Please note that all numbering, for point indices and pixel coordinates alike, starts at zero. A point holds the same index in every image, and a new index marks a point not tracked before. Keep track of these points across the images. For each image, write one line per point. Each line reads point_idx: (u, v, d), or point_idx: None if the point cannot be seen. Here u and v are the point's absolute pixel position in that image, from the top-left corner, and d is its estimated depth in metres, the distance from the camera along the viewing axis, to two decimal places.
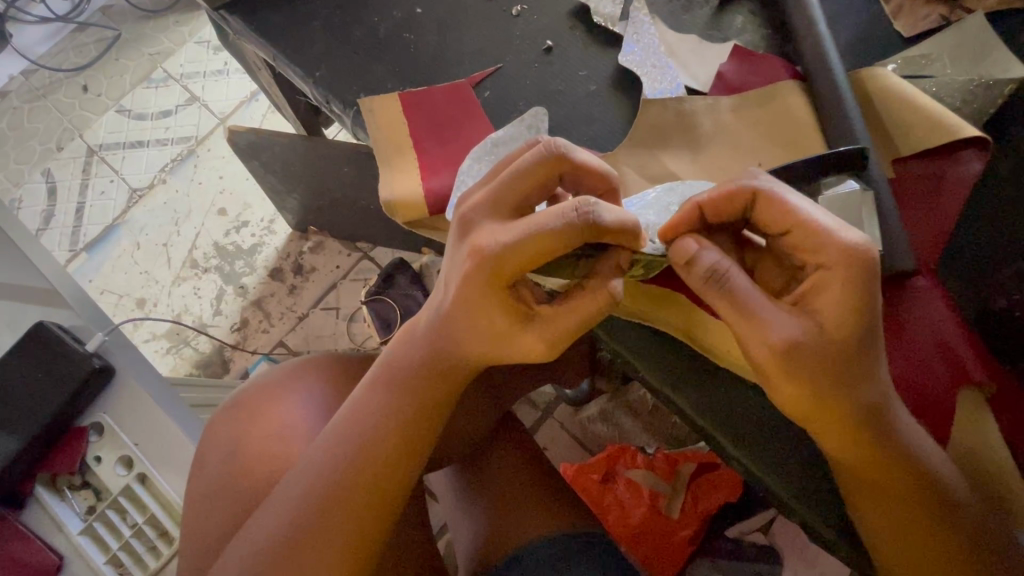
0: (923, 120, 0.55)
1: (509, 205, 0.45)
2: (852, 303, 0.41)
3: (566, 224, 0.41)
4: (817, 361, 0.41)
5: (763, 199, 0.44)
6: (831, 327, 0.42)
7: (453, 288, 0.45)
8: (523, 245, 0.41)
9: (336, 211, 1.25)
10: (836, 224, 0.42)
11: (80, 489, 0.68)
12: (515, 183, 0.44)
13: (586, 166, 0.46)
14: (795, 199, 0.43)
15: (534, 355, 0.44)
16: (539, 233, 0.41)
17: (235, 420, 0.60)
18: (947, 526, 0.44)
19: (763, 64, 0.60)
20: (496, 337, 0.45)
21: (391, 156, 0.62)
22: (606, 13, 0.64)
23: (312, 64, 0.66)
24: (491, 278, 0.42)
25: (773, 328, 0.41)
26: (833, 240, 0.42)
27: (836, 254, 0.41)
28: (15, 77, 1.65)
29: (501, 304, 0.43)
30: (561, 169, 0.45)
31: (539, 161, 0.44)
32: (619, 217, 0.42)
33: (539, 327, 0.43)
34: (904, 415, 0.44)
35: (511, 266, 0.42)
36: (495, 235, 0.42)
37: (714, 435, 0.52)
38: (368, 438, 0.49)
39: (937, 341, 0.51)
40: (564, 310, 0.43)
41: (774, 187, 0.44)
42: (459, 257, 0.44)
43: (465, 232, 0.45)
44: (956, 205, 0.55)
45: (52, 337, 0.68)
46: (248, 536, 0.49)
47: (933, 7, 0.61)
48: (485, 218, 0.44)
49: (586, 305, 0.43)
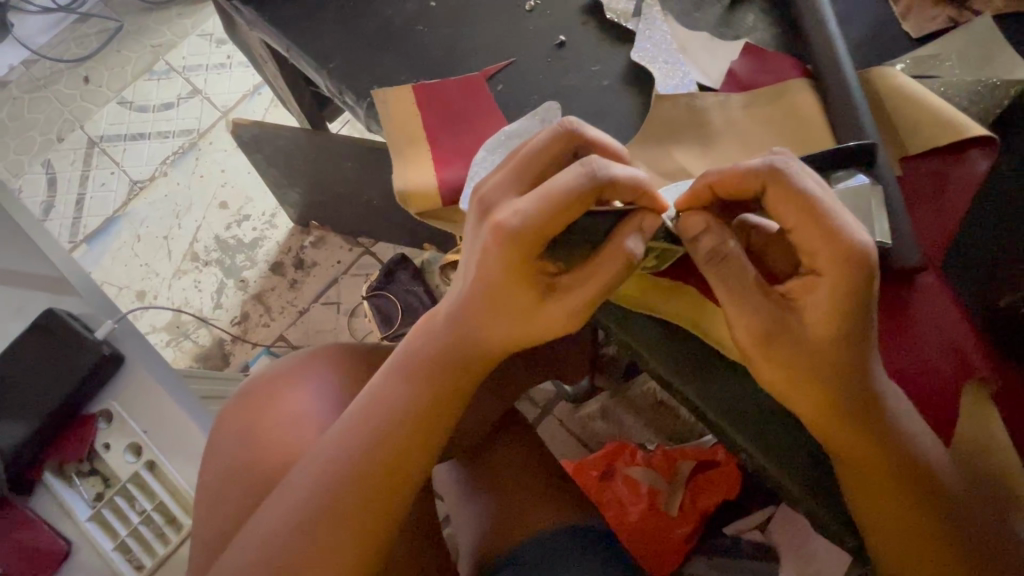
0: (930, 119, 0.56)
1: (528, 179, 0.46)
2: (851, 298, 0.42)
3: (576, 179, 0.42)
4: (807, 358, 0.44)
5: (776, 182, 0.43)
6: (819, 325, 0.43)
7: (473, 268, 0.46)
8: (543, 217, 0.42)
9: (340, 206, 1.25)
10: (846, 220, 0.42)
11: (88, 476, 0.67)
12: (533, 159, 0.46)
13: (600, 143, 0.47)
14: (811, 185, 0.43)
15: (554, 328, 0.45)
16: (559, 202, 0.42)
17: (246, 408, 0.61)
18: (945, 518, 0.46)
19: (773, 62, 0.61)
20: (516, 316, 0.46)
21: (404, 148, 0.62)
22: (619, 9, 0.64)
23: (325, 55, 0.67)
24: (512, 252, 0.43)
25: (763, 317, 0.44)
26: (836, 241, 0.42)
27: (830, 261, 0.42)
28: (14, 66, 1.64)
29: (521, 278, 0.44)
30: (577, 144, 0.46)
31: (556, 134, 0.45)
32: (628, 173, 0.43)
33: (559, 298, 0.44)
34: (897, 407, 0.46)
35: (530, 239, 0.42)
36: (515, 208, 0.43)
37: (722, 427, 0.52)
38: (386, 423, 0.49)
39: (942, 336, 0.52)
40: (581, 278, 0.44)
41: (793, 170, 0.43)
42: (479, 235, 0.45)
43: (484, 210, 0.45)
44: (960, 203, 0.56)
45: (60, 324, 0.68)
46: (263, 521, 0.49)
47: (941, 9, 0.62)
48: (504, 195, 0.45)
49: (604, 269, 0.43)
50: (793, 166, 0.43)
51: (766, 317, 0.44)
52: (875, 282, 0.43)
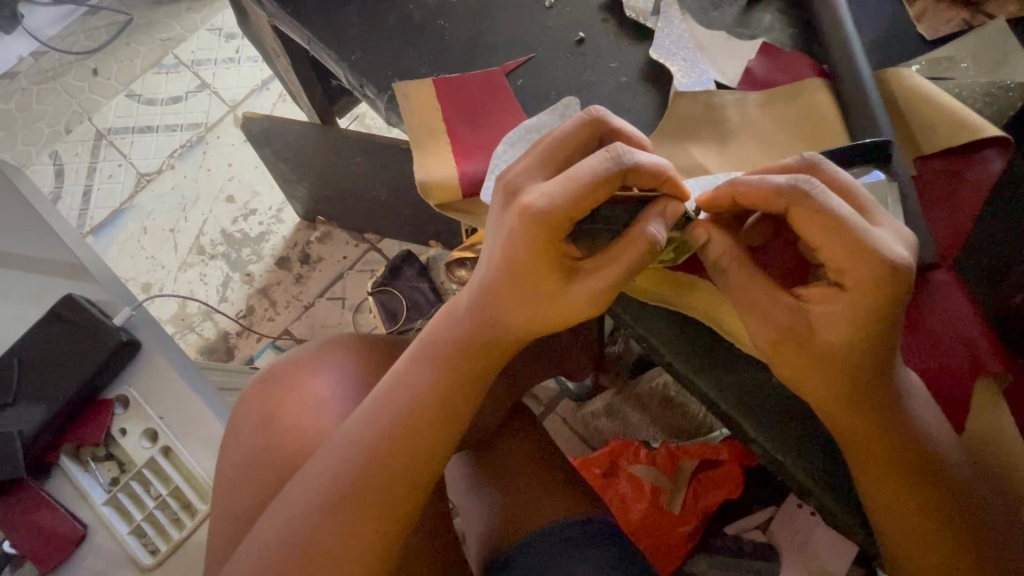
0: (944, 118, 0.57)
1: (554, 166, 0.47)
2: (882, 300, 0.42)
3: (604, 165, 0.43)
4: (830, 358, 0.44)
5: (798, 203, 0.43)
6: (850, 328, 0.43)
7: (499, 251, 0.47)
8: (569, 198, 0.43)
9: (347, 202, 1.26)
10: (877, 235, 0.42)
11: (104, 460, 0.68)
12: (559, 146, 0.47)
13: (627, 134, 0.48)
14: (836, 205, 0.43)
15: (578, 311, 0.46)
16: (583, 183, 0.43)
17: (266, 394, 0.62)
18: (958, 511, 0.46)
19: (791, 62, 0.62)
20: (540, 299, 0.47)
21: (424, 140, 0.63)
22: (638, 7, 0.65)
23: (346, 48, 0.68)
24: (539, 234, 0.44)
25: (779, 325, 0.45)
26: (867, 255, 0.42)
27: (866, 277, 0.42)
28: (23, 57, 1.65)
29: (546, 260, 0.45)
30: (601, 132, 0.47)
31: (582, 123, 0.47)
32: (652, 162, 0.44)
33: (583, 281, 0.45)
34: (913, 401, 0.47)
35: (557, 220, 0.44)
36: (542, 190, 0.44)
37: (738, 420, 0.53)
38: (408, 407, 0.50)
39: (955, 332, 0.53)
40: (605, 261, 0.45)
41: (816, 191, 0.43)
42: (505, 219, 0.46)
43: (510, 193, 0.46)
44: (972, 202, 0.57)
45: (79, 310, 0.69)
46: (285, 502, 0.50)
47: (955, 12, 0.63)
48: (531, 180, 0.46)
49: (627, 254, 0.44)
50: (815, 184, 0.43)
51: (784, 322, 0.45)
52: (908, 292, 0.42)
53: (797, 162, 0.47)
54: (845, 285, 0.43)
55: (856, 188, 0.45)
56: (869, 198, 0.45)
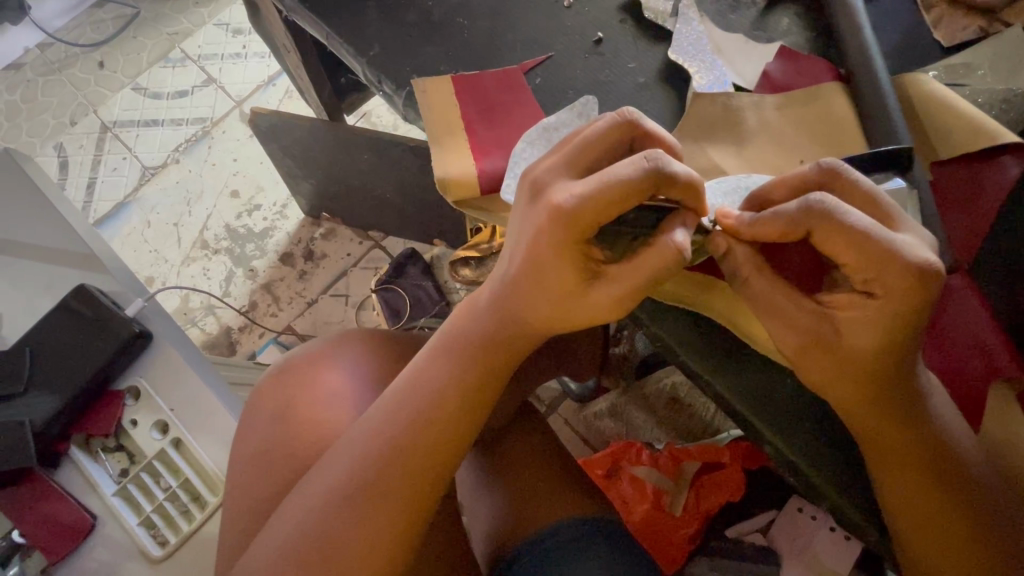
0: (960, 124, 0.58)
1: (582, 165, 0.47)
2: (914, 305, 0.42)
3: (639, 171, 0.43)
4: (856, 360, 0.44)
5: (821, 222, 0.43)
6: (877, 335, 0.43)
7: (524, 247, 0.47)
8: (598, 200, 0.43)
9: (354, 199, 1.26)
10: (903, 242, 0.42)
11: (113, 452, 0.68)
12: (586, 146, 0.47)
13: (657, 137, 0.48)
14: (856, 218, 0.42)
15: (599, 312, 0.46)
16: (612, 185, 0.43)
17: (282, 385, 0.62)
18: (976, 513, 0.46)
19: (808, 65, 0.62)
20: (562, 297, 0.47)
21: (441, 136, 0.63)
22: (657, 9, 0.65)
23: (364, 44, 0.68)
24: (566, 232, 0.44)
25: (806, 328, 0.46)
26: (898, 261, 0.41)
27: (895, 283, 0.42)
28: (29, 49, 1.65)
29: (570, 259, 0.45)
30: (631, 133, 0.47)
31: (613, 124, 0.47)
32: (687, 173, 0.45)
33: (605, 283, 0.46)
34: (934, 403, 0.47)
35: (583, 220, 0.44)
36: (571, 190, 0.44)
37: (750, 419, 0.54)
38: (427, 401, 0.50)
39: (972, 337, 0.54)
40: (628, 265, 0.45)
41: (833, 209, 0.43)
42: (532, 215, 0.46)
43: (537, 190, 0.47)
44: (991, 208, 0.58)
45: (89, 301, 0.69)
46: (304, 493, 0.50)
47: (972, 20, 0.63)
48: (558, 179, 0.46)
49: (651, 259, 0.44)
50: (830, 202, 0.43)
51: (810, 326, 0.45)
52: (935, 299, 0.42)
53: (814, 171, 0.47)
54: (875, 293, 0.43)
55: (876, 196, 0.45)
56: (891, 204, 0.45)
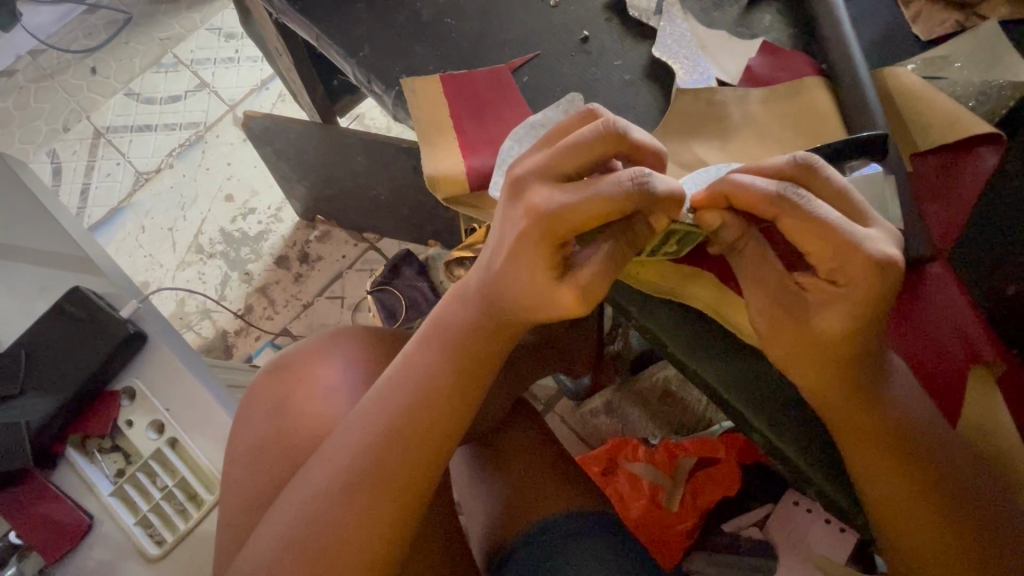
0: (936, 115, 0.60)
1: (566, 169, 0.47)
2: (877, 293, 0.44)
3: (624, 192, 0.44)
4: (826, 350, 0.46)
5: (788, 214, 0.45)
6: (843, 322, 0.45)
7: (507, 243, 0.48)
8: (581, 208, 0.44)
9: (346, 201, 1.27)
10: (866, 236, 0.43)
11: (110, 452, 0.68)
12: (572, 151, 0.47)
13: (640, 143, 0.48)
14: (826, 213, 0.44)
15: (566, 310, 0.48)
16: (597, 198, 0.44)
17: (280, 381, 0.63)
18: (955, 494, 0.47)
19: (789, 60, 0.63)
20: (534, 294, 0.48)
21: (431, 135, 0.64)
22: (641, 6, 0.66)
23: (354, 45, 0.69)
24: (547, 234, 0.45)
25: (784, 309, 0.47)
26: (860, 253, 0.43)
27: (860, 271, 0.43)
28: (21, 56, 1.65)
29: (547, 259, 0.47)
30: (619, 147, 0.47)
31: (599, 133, 0.46)
32: (670, 187, 0.45)
33: (572, 281, 0.47)
34: (900, 385, 0.49)
35: (563, 227, 0.45)
36: (553, 195, 0.45)
37: (738, 409, 0.54)
38: (415, 395, 0.51)
39: (953, 323, 0.56)
40: (594, 267, 0.47)
41: (805, 202, 0.44)
42: (514, 215, 0.47)
43: (519, 190, 0.48)
44: (970, 197, 0.60)
45: (85, 303, 0.69)
46: (297, 488, 0.51)
47: (950, 14, 0.65)
48: (542, 181, 0.47)
49: (615, 258, 0.47)
50: (803, 196, 0.44)
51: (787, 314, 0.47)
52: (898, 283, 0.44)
53: (792, 162, 0.47)
54: (840, 282, 0.45)
55: (850, 191, 0.46)
56: (861, 200, 0.46)
